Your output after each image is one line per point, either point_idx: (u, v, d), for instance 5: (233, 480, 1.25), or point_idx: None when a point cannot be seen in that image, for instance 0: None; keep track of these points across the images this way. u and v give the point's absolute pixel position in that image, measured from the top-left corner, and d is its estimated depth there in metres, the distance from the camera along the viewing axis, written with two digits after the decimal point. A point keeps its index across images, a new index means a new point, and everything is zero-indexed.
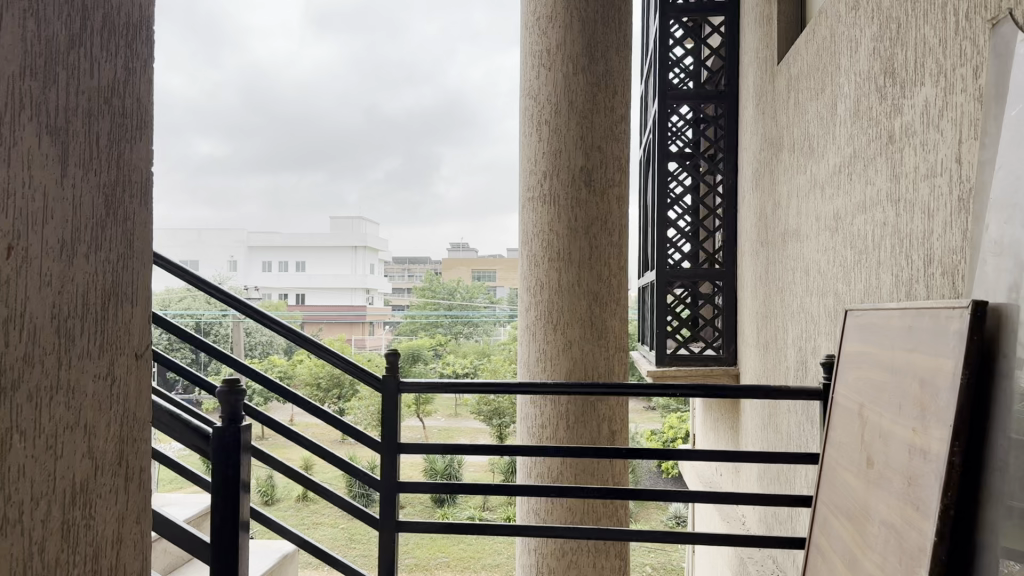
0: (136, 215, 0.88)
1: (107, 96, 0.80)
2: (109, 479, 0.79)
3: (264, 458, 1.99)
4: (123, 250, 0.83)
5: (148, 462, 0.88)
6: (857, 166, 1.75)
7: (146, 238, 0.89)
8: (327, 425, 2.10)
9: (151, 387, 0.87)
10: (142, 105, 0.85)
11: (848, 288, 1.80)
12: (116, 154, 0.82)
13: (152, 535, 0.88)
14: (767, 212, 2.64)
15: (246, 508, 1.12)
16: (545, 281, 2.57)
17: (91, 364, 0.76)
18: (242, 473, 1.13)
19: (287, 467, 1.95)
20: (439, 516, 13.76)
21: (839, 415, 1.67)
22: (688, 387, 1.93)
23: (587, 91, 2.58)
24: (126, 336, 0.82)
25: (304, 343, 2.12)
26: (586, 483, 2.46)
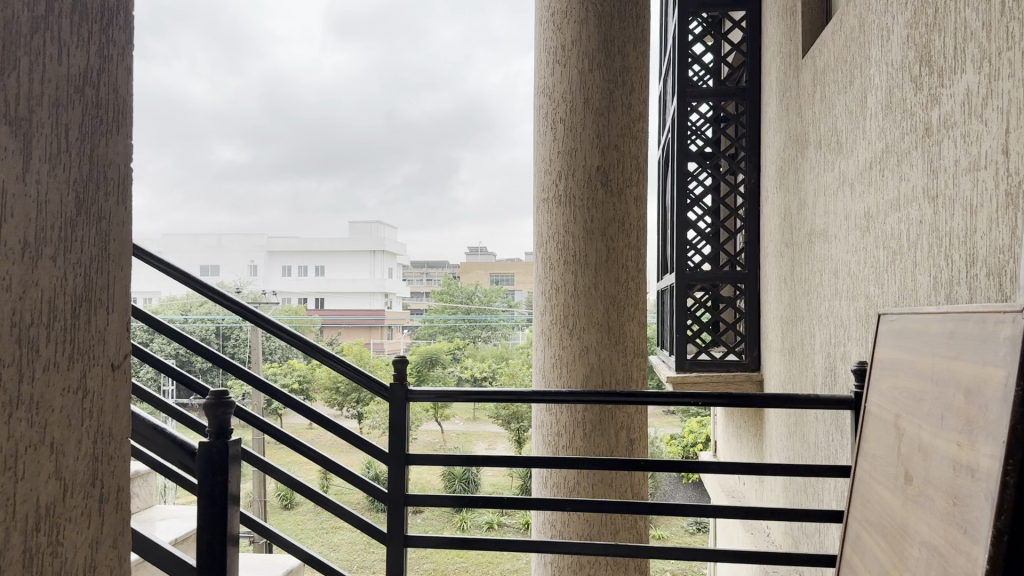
0: (112, 216, 0.78)
1: (78, 84, 0.71)
2: (79, 502, 0.70)
3: (262, 467, 1.89)
4: (95, 252, 0.74)
5: (126, 480, 0.79)
6: (887, 164, 1.66)
7: (122, 242, 0.80)
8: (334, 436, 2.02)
9: (128, 401, 0.79)
10: (118, 96, 0.76)
11: (878, 293, 1.71)
12: (88, 151, 0.73)
13: (134, 558, 0.79)
14: (792, 212, 2.54)
15: (235, 523, 1.04)
16: (560, 285, 2.49)
17: (53, 381, 0.67)
18: (232, 487, 1.04)
19: (290, 480, 1.86)
20: (457, 522, 13.81)
21: (870, 427, 1.58)
22: (710, 396, 1.84)
23: (602, 87, 2.50)
24: (97, 345, 0.73)
25: (311, 351, 2.02)
26: (604, 495, 2.37)
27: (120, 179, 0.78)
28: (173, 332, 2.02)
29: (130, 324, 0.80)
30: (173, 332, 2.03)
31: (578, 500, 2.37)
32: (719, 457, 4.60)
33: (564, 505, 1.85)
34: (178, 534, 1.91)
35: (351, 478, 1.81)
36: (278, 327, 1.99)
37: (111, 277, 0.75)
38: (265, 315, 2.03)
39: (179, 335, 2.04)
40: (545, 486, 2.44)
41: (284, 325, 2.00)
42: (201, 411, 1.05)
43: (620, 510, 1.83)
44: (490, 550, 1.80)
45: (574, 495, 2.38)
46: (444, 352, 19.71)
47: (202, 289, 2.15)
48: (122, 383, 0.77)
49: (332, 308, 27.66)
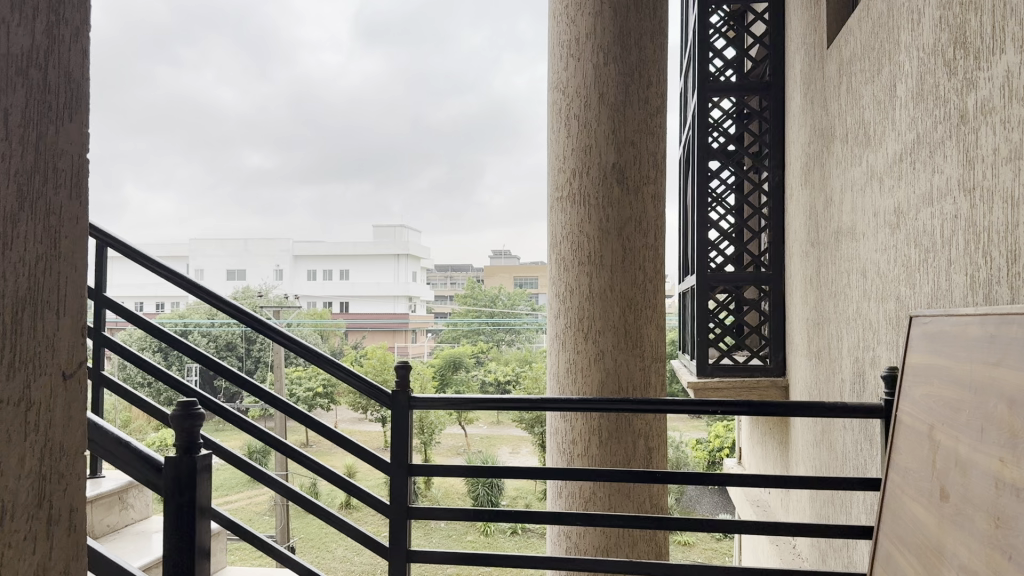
0: (62, 206, 0.68)
1: (15, 61, 0.62)
2: (16, 530, 0.62)
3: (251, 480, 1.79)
4: (42, 254, 0.65)
5: (77, 486, 0.70)
6: (917, 156, 1.56)
7: (78, 240, 0.70)
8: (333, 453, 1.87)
9: (83, 413, 0.71)
10: (64, 78, 0.66)
11: (908, 297, 1.61)
12: (35, 139, 0.64)
13: (83, 560, 0.71)
14: (818, 211, 2.43)
15: (201, 539, 0.95)
16: (575, 286, 2.39)
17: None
18: (198, 503, 0.95)
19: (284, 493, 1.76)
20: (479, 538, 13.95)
21: (902, 437, 1.47)
22: (728, 404, 1.73)
23: (619, 81, 2.40)
24: (42, 356, 0.65)
25: (310, 360, 1.87)
26: (621, 508, 2.26)
27: (75, 167, 0.69)
28: (162, 338, 1.87)
29: (86, 320, 0.72)
30: (142, 326, 1.86)
31: (594, 513, 2.26)
32: (744, 463, 4.50)
33: (575, 517, 1.75)
34: (150, 558, 1.72)
35: (349, 490, 1.70)
36: (267, 327, 1.87)
37: (60, 274, 0.67)
38: (249, 314, 1.91)
39: (152, 322, 1.89)
40: (560, 500, 2.33)
41: (274, 323, 1.89)
42: (168, 422, 0.97)
43: (636, 531, 1.72)
44: (499, 566, 1.71)
45: (588, 513, 2.28)
46: (467, 355, 19.99)
47: (183, 285, 1.97)
48: (76, 393, 0.69)
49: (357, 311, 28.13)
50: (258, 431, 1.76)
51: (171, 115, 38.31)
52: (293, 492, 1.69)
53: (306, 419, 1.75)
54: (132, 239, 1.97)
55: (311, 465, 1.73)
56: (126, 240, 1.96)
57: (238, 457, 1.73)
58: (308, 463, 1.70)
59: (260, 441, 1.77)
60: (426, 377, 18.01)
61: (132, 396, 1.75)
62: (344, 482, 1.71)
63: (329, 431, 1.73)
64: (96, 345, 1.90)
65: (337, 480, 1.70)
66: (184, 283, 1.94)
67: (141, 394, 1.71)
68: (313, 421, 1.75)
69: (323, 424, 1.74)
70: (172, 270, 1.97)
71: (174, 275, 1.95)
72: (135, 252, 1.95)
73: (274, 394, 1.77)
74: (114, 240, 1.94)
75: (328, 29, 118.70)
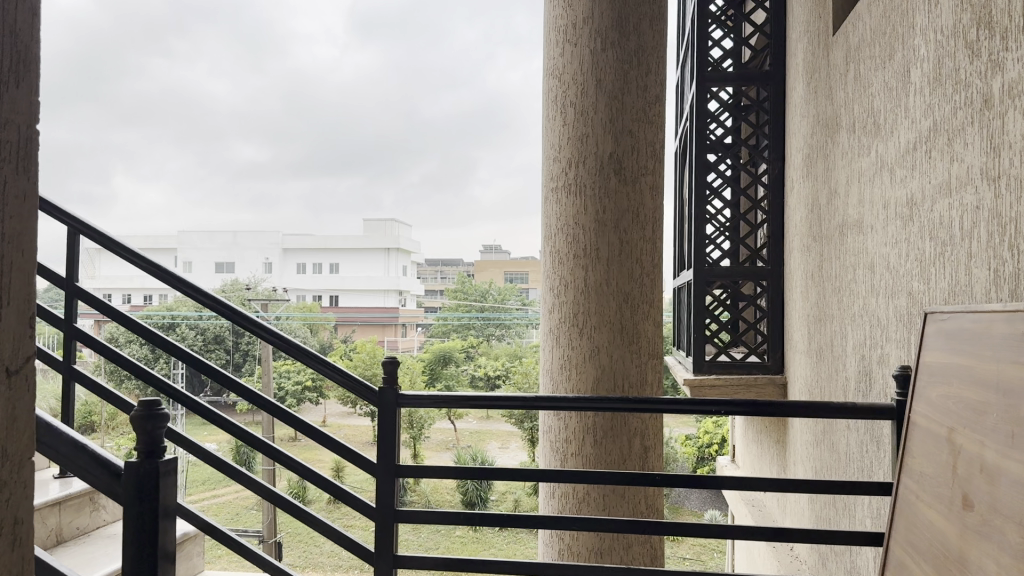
0: (7, 177, 0.59)
1: None
2: None
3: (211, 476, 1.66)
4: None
5: (29, 487, 0.62)
6: (935, 144, 1.48)
7: (29, 219, 0.61)
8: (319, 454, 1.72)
9: (33, 425, 0.62)
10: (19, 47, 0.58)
11: (924, 291, 1.53)
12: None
13: (36, 561, 0.62)
14: (821, 203, 2.36)
15: (162, 553, 0.86)
16: (569, 280, 2.30)
17: None
18: (166, 522, 0.88)
19: (247, 488, 1.61)
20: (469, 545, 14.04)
21: (914, 437, 1.40)
22: (730, 403, 1.65)
23: (617, 68, 2.31)
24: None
25: (297, 356, 1.75)
26: (613, 512, 2.18)
27: (30, 115, 0.61)
28: (130, 328, 1.74)
29: (36, 305, 0.62)
30: (120, 318, 1.77)
31: (588, 514, 2.18)
32: (737, 461, 4.47)
33: (569, 518, 1.65)
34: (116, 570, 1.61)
35: (335, 490, 1.61)
36: (243, 317, 1.78)
37: (5, 269, 0.58)
38: (224, 303, 1.80)
39: (119, 310, 1.79)
40: (553, 502, 2.25)
41: (250, 313, 1.80)
42: (129, 418, 0.87)
43: (634, 530, 1.62)
44: (487, 572, 1.63)
45: (578, 515, 2.20)
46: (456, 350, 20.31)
47: (155, 273, 1.84)
48: (28, 371, 0.61)
49: (346, 306, 28.30)
50: (236, 428, 1.66)
51: (163, 108, 38.30)
52: (273, 494, 1.61)
53: (283, 416, 1.65)
54: (103, 225, 1.86)
55: (298, 466, 1.63)
56: (99, 226, 1.85)
57: (215, 458, 1.62)
58: (290, 462, 1.58)
59: (237, 441, 1.68)
60: (415, 372, 18.18)
61: (102, 391, 1.65)
62: (329, 482, 1.62)
63: (311, 431, 1.64)
64: (67, 336, 1.80)
65: (323, 483, 1.60)
66: (159, 273, 1.83)
67: (109, 391, 1.60)
68: (297, 421, 1.65)
69: (310, 424, 1.65)
70: (139, 258, 1.84)
71: (144, 262, 1.83)
72: (108, 240, 1.82)
73: (250, 390, 1.67)
74: (88, 227, 1.82)
75: (322, 22, 118.51)
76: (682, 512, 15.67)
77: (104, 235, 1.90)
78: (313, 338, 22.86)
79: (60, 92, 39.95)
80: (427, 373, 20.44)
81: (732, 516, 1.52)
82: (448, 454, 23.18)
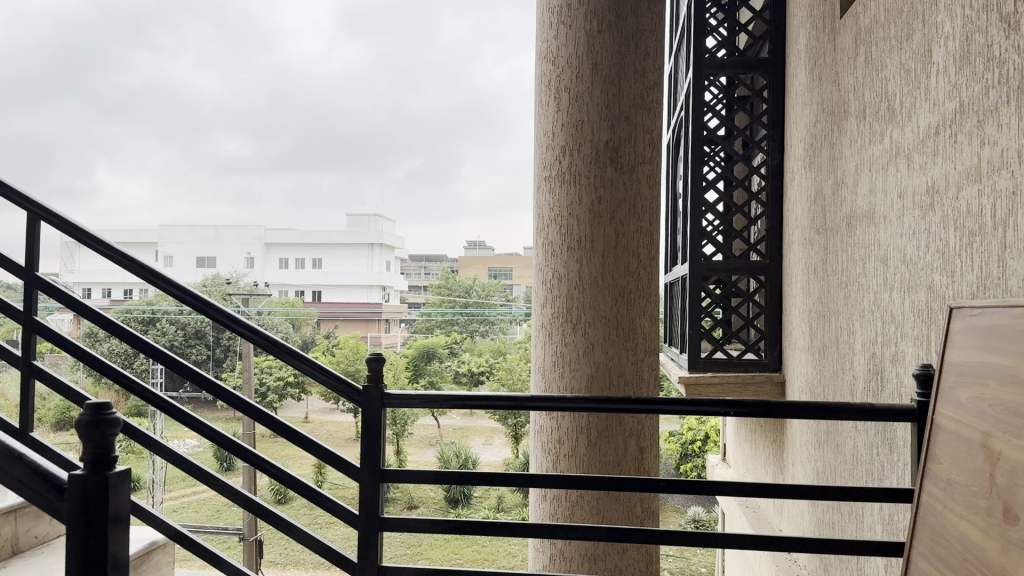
0: None
1: None
2: None
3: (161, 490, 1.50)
4: None
5: None
6: (957, 127, 1.39)
7: None
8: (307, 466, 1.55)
9: None
10: None
11: (949, 284, 1.42)
12: None
13: None
14: (826, 193, 2.26)
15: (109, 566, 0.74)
16: (563, 273, 2.17)
17: None
18: (116, 534, 0.75)
19: (214, 490, 1.46)
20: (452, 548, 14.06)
21: (940, 443, 1.30)
22: (737, 405, 1.52)
23: (613, 51, 2.18)
24: None
25: (278, 353, 1.61)
26: (607, 519, 2.06)
27: None
28: (88, 321, 1.59)
29: None
30: (82, 313, 1.62)
31: (579, 522, 2.06)
32: (727, 462, 4.40)
33: (570, 530, 1.51)
34: None
35: (311, 497, 1.49)
36: (217, 312, 1.64)
37: None
38: (197, 295, 1.68)
39: (77, 304, 1.65)
40: (546, 502, 2.10)
41: (223, 306, 1.67)
42: (71, 422, 0.73)
43: (643, 535, 1.49)
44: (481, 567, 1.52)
45: (575, 522, 2.06)
46: (440, 347, 20.61)
47: (121, 263, 1.70)
48: None
49: (329, 301, 28.35)
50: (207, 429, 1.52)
51: (147, 101, 37.96)
52: (250, 502, 1.46)
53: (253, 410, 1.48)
54: (69, 213, 1.73)
55: (280, 470, 1.47)
56: (65, 215, 1.72)
57: (169, 467, 1.46)
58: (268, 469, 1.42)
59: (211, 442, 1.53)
60: (398, 369, 18.32)
61: (60, 390, 1.52)
62: (307, 488, 1.48)
63: (286, 434, 1.51)
64: (27, 330, 1.67)
65: (301, 489, 1.47)
66: (132, 267, 1.68)
67: (68, 392, 1.46)
68: (275, 424, 1.51)
69: (292, 429, 1.49)
70: (104, 245, 1.70)
71: (113, 253, 1.70)
72: (76, 230, 1.70)
73: (215, 384, 1.52)
74: (52, 215, 1.69)
75: (309, 17, 118.03)
76: (669, 512, 16.33)
77: (60, 219, 1.73)
78: (295, 333, 22.91)
79: (42, 84, 39.77)
80: (411, 369, 20.33)
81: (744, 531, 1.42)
82: (431, 451, 23.26)
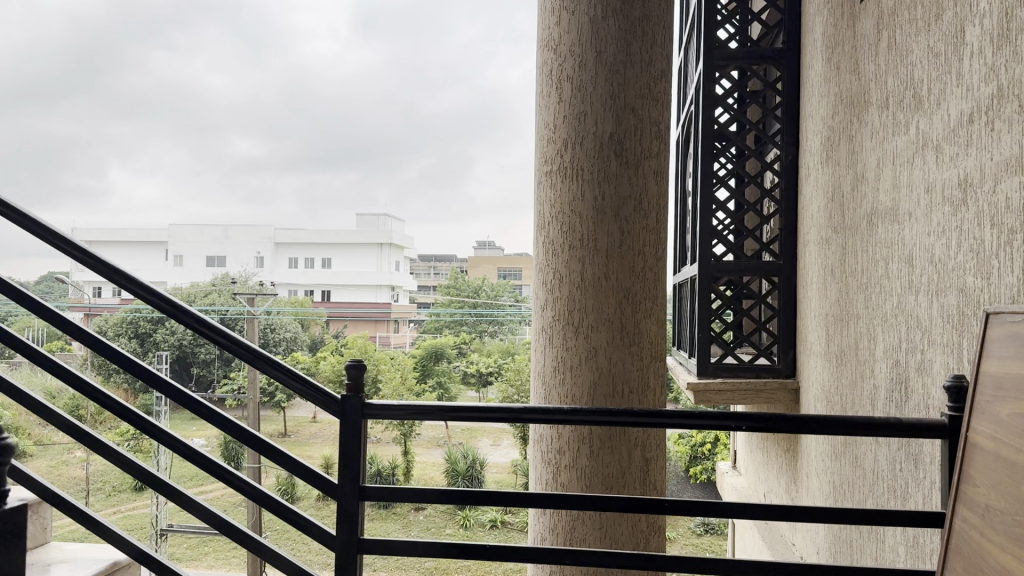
0: None
1: None
2: None
3: (101, 516, 1.36)
4: None
5: None
6: (995, 114, 1.26)
7: None
8: (294, 478, 1.38)
9: None
10: None
11: (983, 287, 1.29)
12: None
13: None
14: (844, 189, 2.13)
15: None
16: (563, 273, 2.03)
17: None
18: None
19: (162, 491, 1.30)
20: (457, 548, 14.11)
21: (975, 461, 1.17)
22: (745, 416, 1.38)
23: (619, 38, 2.05)
24: None
25: (254, 361, 1.48)
26: (607, 545, 1.87)
27: None
28: (53, 325, 1.47)
29: None
30: (50, 320, 1.51)
31: (579, 550, 1.87)
32: (737, 470, 4.27)
33: (559, 554, 1.37)
34: None
35: (284, 514, 1.36)
36: (183, 311, 1.50)
37: None
38: (162, 294, 1.53)
39: (37, 306, 1.54)
40: (544, 519, 1.93)
41: (183, 303, 1.52)
42: None
43: (643, 560, 1.35)
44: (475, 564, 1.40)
45: (579, 547, 1.88)
46: (448, 346, 20.81)
47: (82, 262, 1.55)
48: None
49: (339, 301, 28.52)
50: (176, 442, 1.36)
51: (160, 100, 38.13)
52: (221, 523, 1.30)
53: (212, 416, 1.34)
54: (42, 215, 1.61)
55: (247, 486, 1.33)
56: (38, 216, 1.61)
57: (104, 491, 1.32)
58: (237, 481, 1.33)
59: (187, 458, 1.38)
60: (405, 368, 18.47)
61: (30, 407, 1.43)
62: (277, 502, 1.34)
63: (271, 450, 1.36)
64: None
65: (270, 508, 1.33)
66: (97, 269, 1.53)
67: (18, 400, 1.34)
68: (255, 439, 1.36)
69: (256, 438, 1.35)
70: (65, 240, 1.57)
71: (79, 252, 1.54)
72: (42, 230, 1.58)
73: (182, 393, 1.39)
74: (18, 214, 1.60)
75: (323, 18, 117.91)
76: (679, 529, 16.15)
77: (29, 213, 1.61)
78: (305, 333, 23.64)
79: (57, 83, 40.18)
80: (419, 369, 20.49)
81: (756, 563, 1.29)
82: (439, 450, 23.32)
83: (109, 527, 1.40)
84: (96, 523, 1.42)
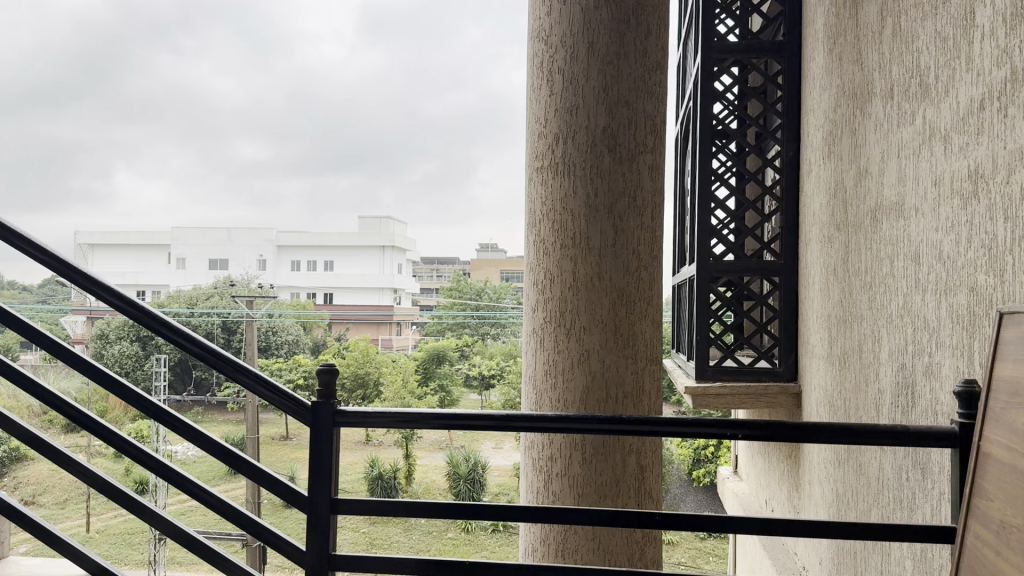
0: None
1: None
2: None
3: (55, 534, 1.29)
4: None
5: None
6: (1008, 101, 1.17)
7: None
8: (260, 486, 1.29)
9: None
10: None
11: (996, 287, 1.20)
12: None
13: None
14: (847, 184, 2.04)
15: None
16: (554, 272, 1.95)
17: None
18: None
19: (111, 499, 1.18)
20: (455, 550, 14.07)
21: (990, 473, 1.08)
22: (742, 423, 1.28)
23: (612, 28, 1.96)
24: None
25: (216, 361, 1.38)
26: (599, 562, 1.76)
27: None
28: (10, 320, 1.38)
29: None
30: (9, 318, 1.41)
31: (570, 564, 1.77)
32: (738, 474, 4.21)
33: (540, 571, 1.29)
34: None
35: (250, 523, 1.26)
36: (147, 315, 1.40)
37: None
38: (122, 296, 1.42)
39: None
40: (534, 532, 1.83)
41: (145, 303, 1.42)
42: None
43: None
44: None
45: (573, 560, 1.78)
46: (450, 348, 20.91)
47: (42, 259, 1.44)
48: None
49: (341, 304, 28.51)
50: (140, 454, 1.27)
51: (165, 103, 38.22)
52: (180, 540, 1.20)
53: (169, 427, 1.27)
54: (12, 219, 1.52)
55: (215, 501, 1.26)
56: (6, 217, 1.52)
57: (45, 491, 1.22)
58: (204, 495, 1.23)
59: (154, 474, 1.27)
60: (406, 371, 18.47)
61: None
62: (245, 515, 1.26)
63: (231, 457, 1.26)
64: None
65: (241, 514, 1.24)
66: (61, 268, 1.42)
67: None
68: (217, 451, 1.27)
69: (222, 444, 1.29)
70: (28, 242, 1.48)
71: (39, 252, 1.43)
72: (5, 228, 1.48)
73: (138, 400, 1.29)
74: None
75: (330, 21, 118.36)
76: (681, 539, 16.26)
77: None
78: (306, 336, 23.60)
79: (64, 89, 40.29)
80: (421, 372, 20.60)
81: None
82: (441, 454, 23.30)
83: (66, 545, 1.30)
84: (36, 537, 1.32)
